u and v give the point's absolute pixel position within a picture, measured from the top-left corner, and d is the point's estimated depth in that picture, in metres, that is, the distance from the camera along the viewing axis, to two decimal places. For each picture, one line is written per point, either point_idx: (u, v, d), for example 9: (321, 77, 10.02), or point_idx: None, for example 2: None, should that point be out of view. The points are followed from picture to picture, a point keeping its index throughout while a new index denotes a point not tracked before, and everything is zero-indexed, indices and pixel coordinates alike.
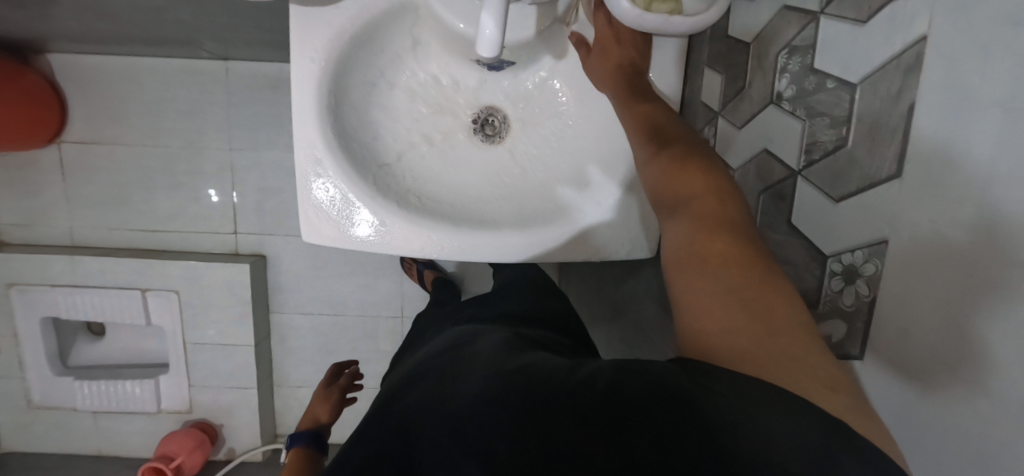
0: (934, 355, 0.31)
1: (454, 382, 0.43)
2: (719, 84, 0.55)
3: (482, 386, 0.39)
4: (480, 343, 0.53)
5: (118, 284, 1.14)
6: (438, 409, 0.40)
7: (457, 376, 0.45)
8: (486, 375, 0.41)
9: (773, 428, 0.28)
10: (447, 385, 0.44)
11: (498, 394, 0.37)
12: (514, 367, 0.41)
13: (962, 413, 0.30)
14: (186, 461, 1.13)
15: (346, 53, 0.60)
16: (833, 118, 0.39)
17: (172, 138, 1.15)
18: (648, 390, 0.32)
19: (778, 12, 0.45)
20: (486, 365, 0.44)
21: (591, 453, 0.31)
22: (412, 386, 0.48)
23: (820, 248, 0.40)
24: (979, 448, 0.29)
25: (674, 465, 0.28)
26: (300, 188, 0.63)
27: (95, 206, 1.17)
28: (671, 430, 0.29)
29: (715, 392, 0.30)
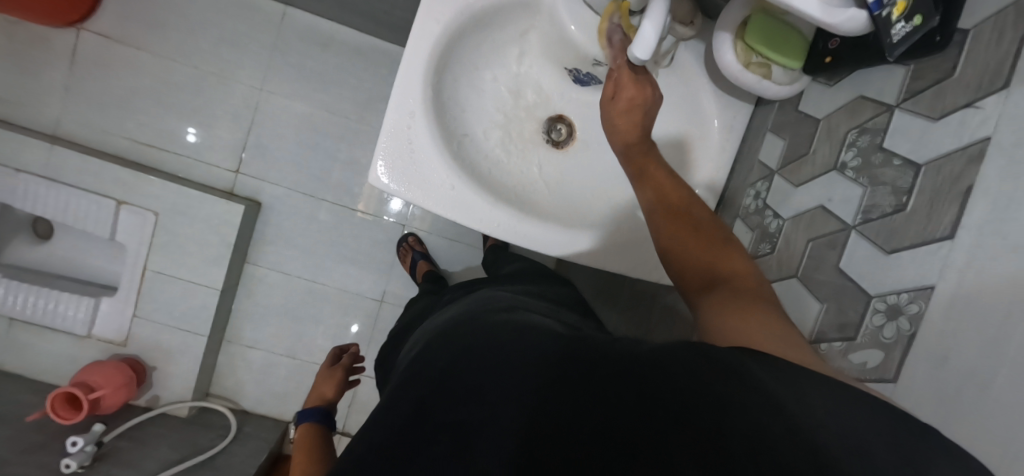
0: (964, 377, 0.39)
1: (502, 335, 0.42)
2: (780, 147, 0.65)
3: (535, 351, 0.39)
4: (510, 311, 0.53)
5: (93, 188, 1.05)
6: (492, 365, 0.39)
7: (485, 333, 0.44)
8: (530, 337, 0.42)
9: (858, 427, 0.30)
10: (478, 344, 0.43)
11: (548, 361, 0.38)
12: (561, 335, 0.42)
13: (987, 426, 0.36)
14: (108, 396, 0.99)
15: (465, 25, 0.65)
16: (895, 187, 0.48)
17: (203, 61, 1.11)
18: (716, 371, 0.34)
19: (855, 99, 0.56)
20: (523, 326, 0.44)
21: (676, 438, 0.31)
22: (445, 343, 0.47)
23: (865, 289, 0.48)
24: (1002, 456, 0.35)
25: (768, 455, 0.29)
26: (383, 134, 0.65)
27: (96, 105, 1.10)
28: (760, 421, 0.31)
29: (799, 389, 0.32)
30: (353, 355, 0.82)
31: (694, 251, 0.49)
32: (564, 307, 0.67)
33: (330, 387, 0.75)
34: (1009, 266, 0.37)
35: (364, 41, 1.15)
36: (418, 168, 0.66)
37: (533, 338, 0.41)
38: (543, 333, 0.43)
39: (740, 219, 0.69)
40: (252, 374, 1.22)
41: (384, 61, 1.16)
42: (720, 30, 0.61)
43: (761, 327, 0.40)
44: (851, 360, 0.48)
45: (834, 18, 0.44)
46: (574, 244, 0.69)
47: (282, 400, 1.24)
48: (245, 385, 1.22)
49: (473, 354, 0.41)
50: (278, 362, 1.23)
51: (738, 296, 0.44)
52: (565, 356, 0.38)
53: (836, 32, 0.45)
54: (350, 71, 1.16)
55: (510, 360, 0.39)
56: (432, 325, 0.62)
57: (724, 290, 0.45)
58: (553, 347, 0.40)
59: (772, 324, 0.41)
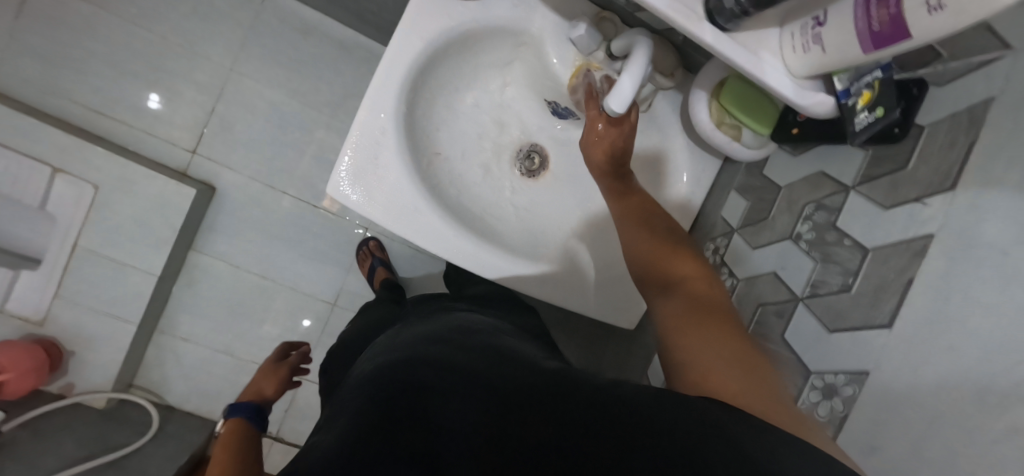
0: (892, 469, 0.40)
1: (490, 377, 0.43)
2: (743, 207, 0.66)
3: (520, 401, 0.40)
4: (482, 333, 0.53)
5: (26, 152, 0.96)
6: (483, 416, 0.39)
7: (471, 369, 0.44)
8: (503, 375, 0.43)
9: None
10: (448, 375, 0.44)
11: (520, 405, 0.39)
12: (534, 372, 0.43)
13: None
14: (13, 380, 0.91)
15: (445, 47, 0.64)
16: (844, 267, 0.49)
17: (171, 33, 1.06)
18: (684, 414, 0.34)
19: (815, 173, 0.57)
20: (494, 361, 0.45)
21: None
22: (421, 364, 0.46)
23: (806, 364, 0.50)
24: None
25: None
26: (349, 144, 0.63)
27: (46, 63, 1.02)
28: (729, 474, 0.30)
29: (764, 434, 0.31)
30: (301, 355, 0.83)
31: (659, 256, 0.50)
32: (532, 335, 0.68)
33: (269, 385, 0.75)
34: (940, 364, 0.38)
35: (347, 35, 1.12)
36: (382, 183, 0.64)
37: (504, 377, 0.42)
38: (518, 369, 0.44)
39: None
40: (183, 368, 1.15)
41: (365, 59, 1.13)
42: (698, 86, 0.62)
43: (708, 332, 0.41)
44: None
45: (804, 100, 0.44)
46: (534, 278, 0.69)
47: (213, 398, 1.17)
48: (174, 378, 1.15)
49: (440, 390, 0.42)
50: (213, 357, 1.16)
51: (694, 303, 0.44)
52: (534, 400, 0.40)
53: (805, 114, 0.46)
54: (327, 64, 1.12)
55: (481, 402, 0.40)
56: (395, 335, 0.61)
57: (683, 297, 0.45)
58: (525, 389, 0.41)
59: (728, 333, 0.41)
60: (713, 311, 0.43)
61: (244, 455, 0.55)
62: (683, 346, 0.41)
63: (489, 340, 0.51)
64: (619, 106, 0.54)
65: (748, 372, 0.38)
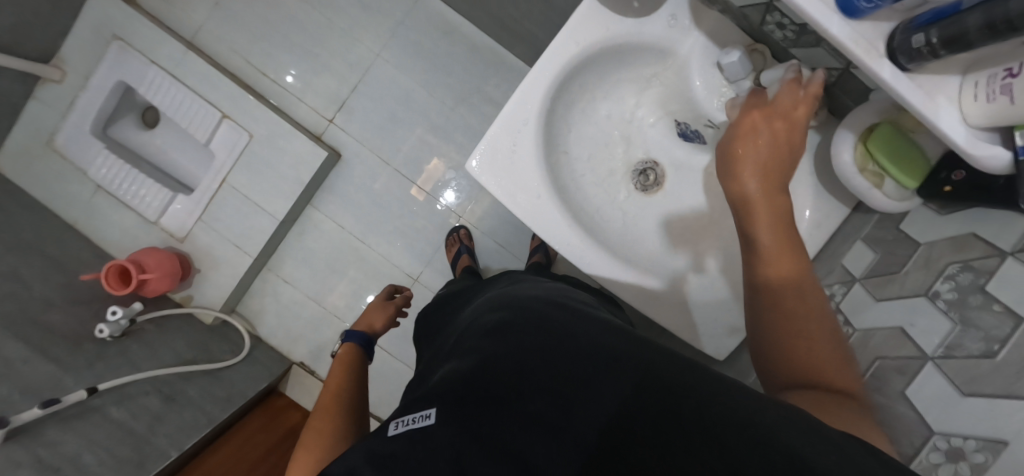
0: None
1: (598, 346, 0.44)
2: (869, 259, 0.65)
3: (628, 376, 0.40)
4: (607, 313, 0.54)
5: (206, 95, 1.13)
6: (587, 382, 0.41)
7: (580, 335, 0.46)
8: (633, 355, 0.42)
9: None
10: (579, 342, 0.45)
11: (631, 373, 0.40)
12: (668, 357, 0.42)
13: None
14: (153, 280, 1.04)
15: (599, 53, 0.68)
16: (988, 334, 0.45)
17: (337, 15, 1.21)
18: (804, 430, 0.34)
19: (963, 235, 0.53)
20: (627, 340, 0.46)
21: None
22: (534, 322, 0.49)
23: (928, 424, 0.47)
24: None
25: None
26: (492, 129, 0.69)
27: (235, 25, 1.21)
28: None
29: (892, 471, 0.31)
30: (405, 301, 0.94)
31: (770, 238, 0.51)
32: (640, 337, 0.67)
33: (378, 319, 0.85)
34: None
35: (483, 39, 1.21)
36: (514, 169, 0.69)
37: (614, 341, 0.45)
38: (648, 349, 0.44)
39: None
40: (277, 308, 1.27)
41: (494, 63, 1.22)
42: (844, 128, 0.62)
43: (790, 362, 0.46)
44: None
45: (975, 150, 0.43)
46: (635, 285, 0.71)
47: (296, 342, 1.27)
48: (268, 313, 1.27)
49: (568, 351, 0.44)
50: (304, 304, 1.27)
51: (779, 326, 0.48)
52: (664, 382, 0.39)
53: (976, 167, 0.44)
54: (460, 62, 1.22)
55: (593, 359, 0.43)
56: (515, 291, 0.63)
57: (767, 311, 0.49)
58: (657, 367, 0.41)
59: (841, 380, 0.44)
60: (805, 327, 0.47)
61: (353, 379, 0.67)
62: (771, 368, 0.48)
63: (595, 315, 0.53)
64: None
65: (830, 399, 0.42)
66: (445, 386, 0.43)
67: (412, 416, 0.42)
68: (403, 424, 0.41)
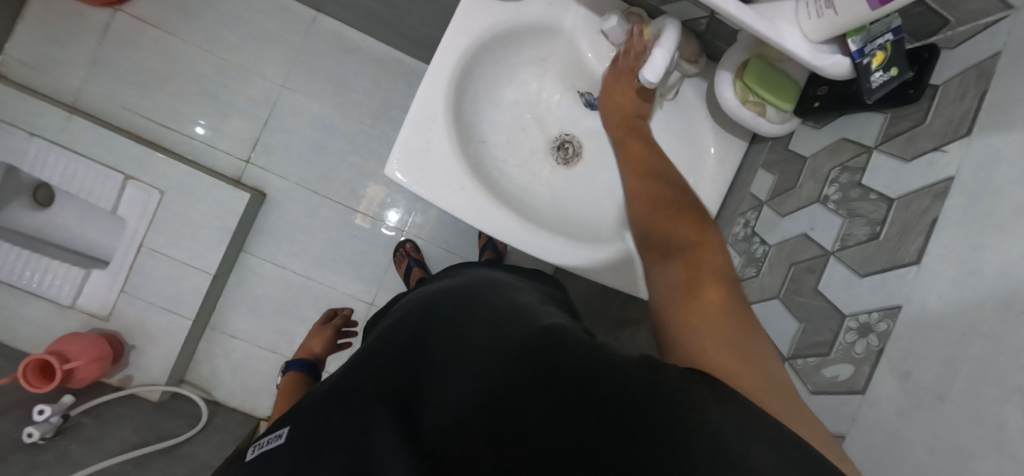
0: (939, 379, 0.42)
1: (475, 332, 0.48)
2: (770, 182, 0.70)
3: (487, 357, 0.45)
4: (492, 292, 0.56)
5: (103, 161, 1.06)
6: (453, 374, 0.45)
7: (460, 328, 0.50)
8: (475, 346, 0.47)
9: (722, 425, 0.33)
10: (447, 349, 0.48)
11: (490, 353, 0.45)
12: (509, 335, 0.46)
13: (959, 434, 0.39)
14: (80, 368, 0.97)
15: (490, 43, 0.71)
16: (870, 219, 0.52)
17: (230, 53, 1.17)
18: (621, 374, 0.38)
19: (837, 141, 0.61)
20: (482, 325, 0.49)
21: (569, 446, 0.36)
22: (425, 324, 0.53)
23: (840, 309, 0.53)
24: (960, 447, 0.39)
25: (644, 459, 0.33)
26: (404, 131, 0.70)
27: (121, 82, 1.15)
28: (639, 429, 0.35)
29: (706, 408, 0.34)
30: (343, 321, 0.96)
31: (669, 216, 0.55)
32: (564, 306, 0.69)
33: (317, 343, 0.90)
34: (972, 293, 0.41)
35: (387, 51, 1.21)
36: (433, 166, 0.70)
37: (490, 324, 0.49)
38: (512, 325, 0.48)
39: (729, 246, 0.76)
40: (230, 365, 1.21)
41: (403, 73, 1.22)
42: (722, 68, 0.67)
43: (708, 309, 0.44)
44: (825, 373, 0.52)
45: (822, 62, 0.50)
46: (572, 254, 0.73)
47: (257, 395, 1.21)
48: (222, 373, 1.21)
49: (445, 348, 0.49)
50: (258, 355, 1.22)
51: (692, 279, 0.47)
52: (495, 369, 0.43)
53: (821, 75, 0.51)
54: (368, 78, 1.21)
55: (467, 351, 0.47)
56: (421, 291, 0.65)
57: (680, 268, 0.49)
58: (492, 353, 0.45)
59: (733, 319, 0.43)
60: (717, 281, 0.46)
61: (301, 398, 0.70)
62: (696, 330, 0.43)
63: (489, 292, 0.57)
64: (651, 80, 0.60)
65: (740, 353, 0.40)
66: (306, 408, 0.54)
67: (280, 442, 0.51)
68: (275, 445, 0.52)
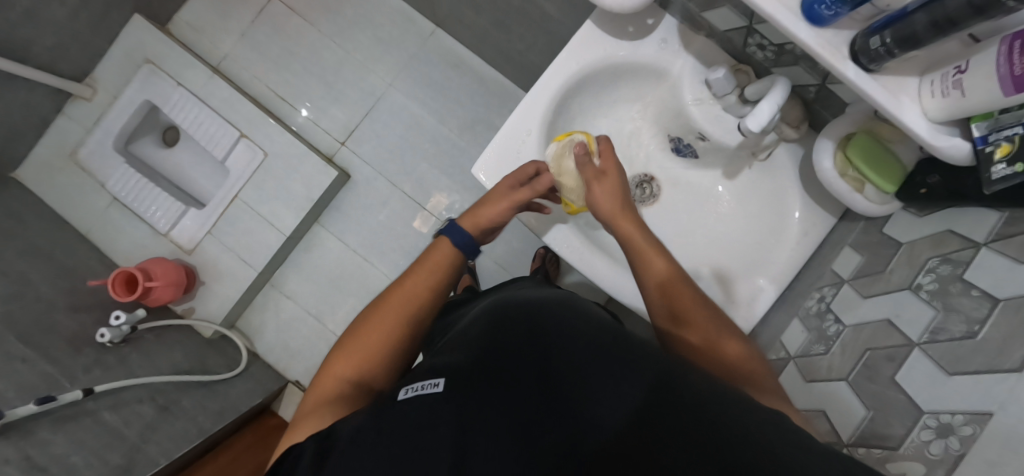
0: None
1: (605, 333, 0.46)
2: (856, 261, 0.68)
3: (629, 355, 0.42)
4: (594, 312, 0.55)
5: (226, 116, 1.20)
6: (595, 360, 0.41)
7: (585, 324, 0.48)
8: (637, 346, 0.43)
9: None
10: (581, 337, 0.45)
11: (630, 352, 0.42)
12: (645, 347, 0.44)
13: None
14: (158, 289, 1.05)
15: (596, 75, 0.75)
16: (970, 316, 0.48)
17: (355, 48, 1.30)
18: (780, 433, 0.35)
19: (941, 232, 0.57)
20: (629, 337, 0.46)
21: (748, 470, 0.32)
22: (544, 313, 0.50)
23: (919, 405, 0.49)
24: None
25: None
26: (497, 137, 0.74)
27: (259, 55, 1.30)
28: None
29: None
30: None
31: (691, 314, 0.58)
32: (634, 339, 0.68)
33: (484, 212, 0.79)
34: None
35: (490, 72, 1.29)
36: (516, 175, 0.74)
37: (616, 332, 0.46)
38: (639, 341, 0.45)
39: (799, 319, 0.74)
40: (277, 323, 1.27)
41: (500, 94, 1.29)
42: (824, 136, 0.66)
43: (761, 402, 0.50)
44: (890, 468, 0.48)
45: (938, 142, 0.48)
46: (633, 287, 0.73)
47: (293, 358, 1.26)
48: (268, 329, 1.27)
49: (579, 335, 0.45)
50: (304, 321, 1.27)
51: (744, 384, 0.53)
52: (678, 381, 0.39)
53: (936, 156, 0.49)
54: (467, 93, 1.29)
55: (604, 344, 0.43)
56: (503, 297, 0.64)
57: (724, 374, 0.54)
58: (649, 362, 0.41)
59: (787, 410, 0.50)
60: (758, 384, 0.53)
61: (410, 324, 0.58)
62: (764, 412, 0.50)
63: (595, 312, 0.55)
64: (752, 129, 0.61)
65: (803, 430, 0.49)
66: (453, 363, 0.45)
67: (422, 383, 0.43)
68: (412, 389, 0.43)
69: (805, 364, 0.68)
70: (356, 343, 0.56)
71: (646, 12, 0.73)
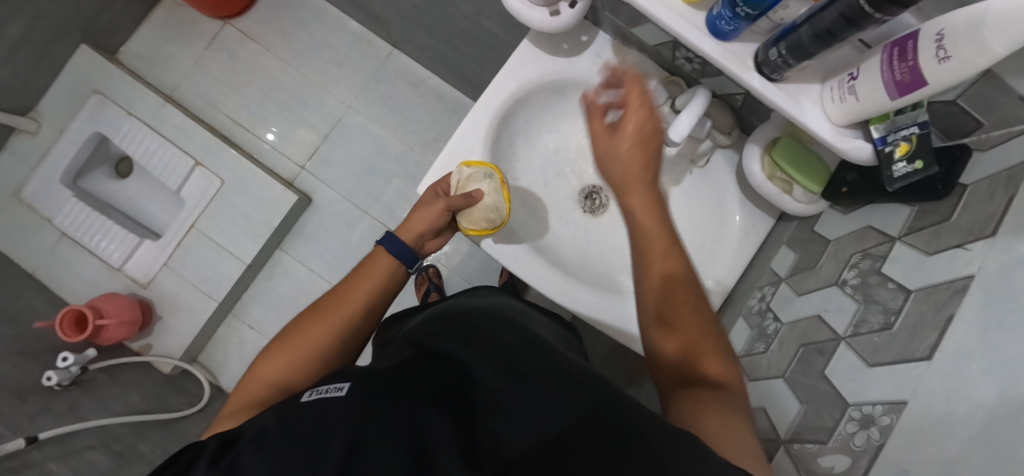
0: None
1: (519, 362, 0.50)
2: (791, 259, 0.70)
3: (535, 381, 0.46)
4: (517, 332, 0.59)
5: (180, 145, 1.18)
6: (500, 388, 0.46)
7: (503, 353, 0.52)
8: (547, 374, 0.48)
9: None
10: (496, 367, 0.49)
11: (537, 379, 0.46)
12: (552, 373, 0.48)
13: None
14: (109, 327, 1.03)
15: (537, 91, 0.77)
16: (886, 308, 0.50)
17: (311, 72, 1.30)
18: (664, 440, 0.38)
19: (863, 228, 0.59)
20: (542, 362, 0.50)
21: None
22: (469, 340, 0.54)
23: (844, 398, 0.50)
24: None
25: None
26: (443, 154, 0.76)
27: (214, 83, 1.29)
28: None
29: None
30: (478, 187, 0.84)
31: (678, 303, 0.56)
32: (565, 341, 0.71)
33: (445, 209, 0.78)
34: (979, 391, 0.38)
35: (447, 89, 1.31)
36: None
37: (533, 360, 0.51)
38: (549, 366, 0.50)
39: (742, 317, 0.76)
40: (241, 354, 1.25)
41: (458, 111, 1.31)
42: (751, 142, 0.69)
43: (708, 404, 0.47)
44: (821, 461, 0.50)
45: (842, 145, 0.50)
46: (581, 298, 0.75)
47: None
48: (232, 360, 1.25)
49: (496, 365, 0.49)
50: None
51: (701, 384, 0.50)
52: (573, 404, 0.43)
53: (845, 158, 0.51)
54: (425, 112, 1.30)
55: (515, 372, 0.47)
56: (434, 315, 0.68)
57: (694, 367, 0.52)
58: (553, 387, 0.45)
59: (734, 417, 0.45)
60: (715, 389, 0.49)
61: (340, 338, 0.60)
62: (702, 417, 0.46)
63: (517, 332, 0.59)
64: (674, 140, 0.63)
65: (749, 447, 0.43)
66: (370, 373, 0.48)
67: (326, 387, 0.46)
68: (317, 392, 0.45)
69: (749, 362, 0.70)
70: (285, 349, 0.58)
71: (580, 29, 0.76)
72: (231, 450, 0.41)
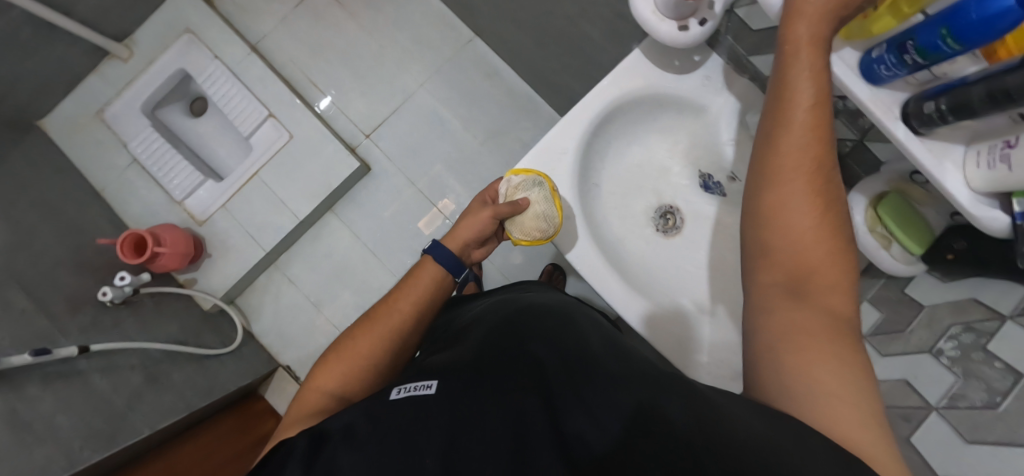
0: None
1: (600, 358, 0.48)
2: (873, 318, 0.70)
3: (622, 379, 0.44)
4: (589, 328, 0.57)
5: (258, 94, 1.20)
6: (588, 383, 0.44)
7: (581, 346, 0.50)
8: (629, 372, 0.46)
9: None
10: (578, 361, 0.47)
11: (623, 378, 0.44)
12: (636, 372, 0.46)
13: None
14: (165, 255, 1.04)
15: (638, 102, 0.76)
16: (992, 387, 0.48)
17: (392, 45, 1.31)
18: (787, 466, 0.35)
19: (963, 300, 0.56)
20: (623, 362, 0.48)
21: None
22: (545, 333, 0.53)
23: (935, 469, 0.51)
24: None
25: None
26: (533, 150, 0.75)
27: (297, 39, 1.31)
28: None
29: None
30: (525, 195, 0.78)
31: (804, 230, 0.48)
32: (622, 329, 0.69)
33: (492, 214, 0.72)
34: None
35: (521, 85, 1.30)
36: None
37: (610, 357, 0.49)
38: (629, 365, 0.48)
39: None
40: (276, 306, 1.26)
41: (528, 108, 1.30)
42: (857, 193, 0.67)
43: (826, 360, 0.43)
44: None
45: (976, 211, 0.48)
46: (648, 316, 0.73)
47: (286, 343, 1.25)
48: (267, 311, 1.26)
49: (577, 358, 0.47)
50: (303, 307, 1.26)
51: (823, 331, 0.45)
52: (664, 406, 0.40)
53: (974, 225, 0.49)
54: (496, 103, 1.30)
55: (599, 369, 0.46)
56: (500, 302, 0.67)
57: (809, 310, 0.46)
58: (640, 388, 0.43)
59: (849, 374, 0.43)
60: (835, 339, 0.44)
61: (391, 343, 0.58)
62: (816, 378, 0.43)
63: (588, 328, 0.58)
64: None
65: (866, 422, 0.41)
66: (454, 368, 0.47)
67: (413, 385, 0.45)
68: (404, 389, 0.45)
69: None
70: (336, 359, 0.57)
71: (694, 49, 0.75)
72: (325, 447, 0.40)
